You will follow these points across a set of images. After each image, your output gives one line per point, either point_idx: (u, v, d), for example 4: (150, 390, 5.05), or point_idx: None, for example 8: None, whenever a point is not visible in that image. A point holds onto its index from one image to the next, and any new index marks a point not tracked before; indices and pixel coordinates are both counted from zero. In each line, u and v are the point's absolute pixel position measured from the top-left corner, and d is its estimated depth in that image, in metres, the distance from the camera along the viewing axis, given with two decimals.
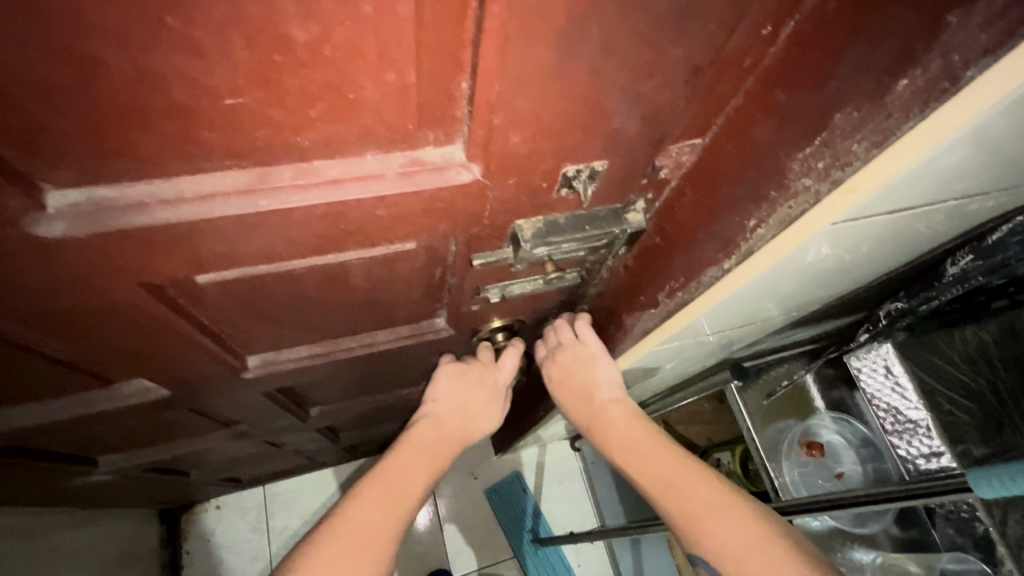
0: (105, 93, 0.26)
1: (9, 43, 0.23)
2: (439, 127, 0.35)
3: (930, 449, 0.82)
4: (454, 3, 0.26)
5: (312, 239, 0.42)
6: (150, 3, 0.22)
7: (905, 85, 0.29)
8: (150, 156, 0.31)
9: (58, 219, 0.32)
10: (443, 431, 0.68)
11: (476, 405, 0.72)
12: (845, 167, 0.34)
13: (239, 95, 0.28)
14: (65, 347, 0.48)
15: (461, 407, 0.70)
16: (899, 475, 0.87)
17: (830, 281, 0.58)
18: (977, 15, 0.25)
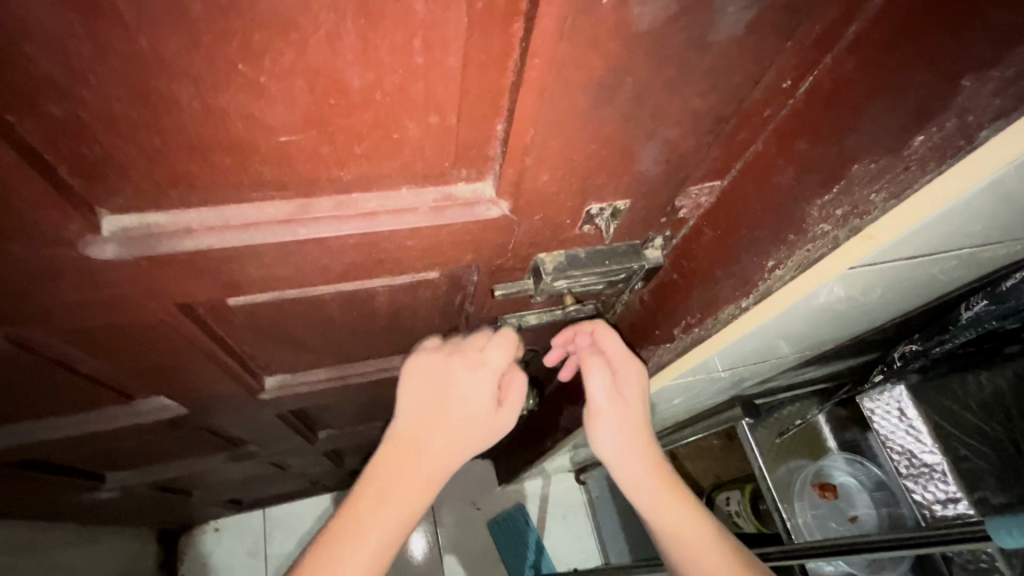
0: (173, 129, 0.28)
1: (94, 83, 0.25)
2: (472, 164, 0.37)
3: (946, 494, 0.78)
4: (497, 54, 0.29)
5: (343, 266, 0.43)
6: (226, 52, 0.25)
7: (922, 141, 0.31)
8: (202, 186, 0.33)
9: (111, 241, 0.34)
10: None
11: (453, 415, 0.50)
12: (864, 215, 0.35)
13: (293, 132, 0.30)
14: (93, 361, 0.50)
15: None
16: (915, 521, 0.84)
17: (844, 322, 0.59)
18: (991, 81, 0.27)
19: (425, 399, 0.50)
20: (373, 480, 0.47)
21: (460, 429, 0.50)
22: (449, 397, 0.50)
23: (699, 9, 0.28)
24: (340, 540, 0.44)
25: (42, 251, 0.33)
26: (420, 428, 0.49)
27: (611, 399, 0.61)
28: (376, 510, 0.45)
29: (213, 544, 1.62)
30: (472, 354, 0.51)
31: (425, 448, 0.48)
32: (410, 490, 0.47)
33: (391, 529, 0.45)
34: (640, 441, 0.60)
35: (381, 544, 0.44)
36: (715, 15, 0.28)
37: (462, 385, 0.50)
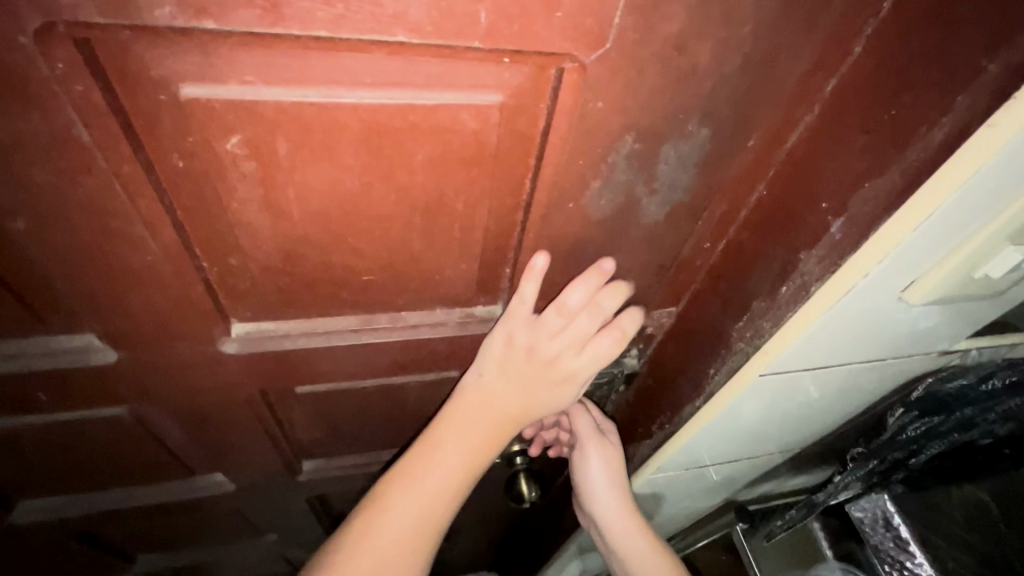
0: (297, 271, 0.44)
1: (261, 247, 0.41)
2: (488, 293, 0.52)
3: None
4: (506, 228, 0.45)
5: (388, 363, 0.57)
6: (343, 233, 0.41)
7: (786, 288, 0.44)
8: (304, 307, 0.48)
9: (235, 341, 0.49)
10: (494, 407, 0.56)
11: (538, 386, 0.56)
12: (761, 338, 0.48)
13: (371, 274, 0.46)
14: (181, 436, 0.62)
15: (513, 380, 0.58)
16: None
17: (805, 422, 0.69)
18: (814, 256, 0.41)
19: (516, 366, 0.54)
20: (437, 447, 0.56)
21: (535, 403, 0.57)
22: (540, 370, 0.54)
23: (633, 206, 0.43)
24: (389, 505, 0.54)
25: (192, 347, 0.47)
26: (500, 395, 0.55)
27: (594, 445, 0.73)
28: (423, 480, 0.55)
29: None
30: (581, 340, 0.52)
31: (479, 425, 0.56)
32: (453, 465, 0.55)
33: (434, 495, 0.55)
34: (616, 485, 0.74)
35: (428, 509, 0.54)
36: (644, 209, 0.44)
37: (562, 365, 0.54)
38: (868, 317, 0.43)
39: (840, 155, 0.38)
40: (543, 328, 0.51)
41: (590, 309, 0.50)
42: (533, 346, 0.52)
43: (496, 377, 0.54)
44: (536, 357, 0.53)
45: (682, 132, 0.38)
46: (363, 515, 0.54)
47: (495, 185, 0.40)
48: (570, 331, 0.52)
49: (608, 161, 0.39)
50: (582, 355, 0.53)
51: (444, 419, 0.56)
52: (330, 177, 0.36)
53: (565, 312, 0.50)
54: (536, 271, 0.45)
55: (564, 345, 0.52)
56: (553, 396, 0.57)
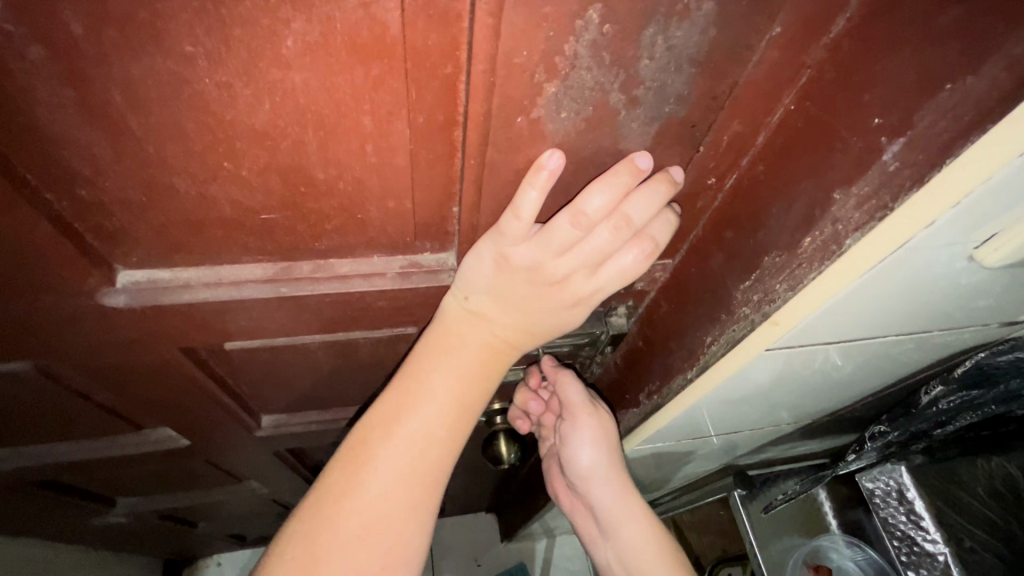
0: (172, 207, 0.34)
1: (110, 173, 0.31)
2: (434, 239, 0.42)
3: None
4: (443, 154, 0.34)
5: (323, 320, 0.48)
6: (215, 155, 0.31)
7: (810, 242, 0.33)
8: (199, 251, 0.39)
9: (123, 292, 0.40)
10: (488, 333, 0.46)
11: (540, 305, 0.45)
12: (772, 303, 0.37)
13: (272, 212, 0.36)
14: (107, 393, 0.56)
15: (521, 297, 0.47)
16: None
17: (821, 393, 0.60)
18: (853, 196, 0.30)
19: (510, 290, 0.43)
20: (414, 389, 0.46)
21: (527, 327, 0.47)
22: (541, 292, 0.44)
23: (607, 124, 0.32)
24: (369, 463, 0.45)
25: (67, 300, 0.39)
26: (493, 317, 0.46)
27: (584, 415, 0.65)
28: (401, 432, 0.45)
29: None
30: (598, 258, 0.41)
31: (458, 364, 0.46)
32: (436, 409, 0.46)
33: (416, 448, 0.45)
34: (606, 456, 0.67)
35: (412, 466, 0.45)
36: (623, 129, 0.33)
37: (571, 287, 0.43)
38: (920, 282, 0.32)
39: (907, 44, 0.25)
40: (550, 245, 0.39)
41: (615, 219, 0.38)
42: (537, 265, 0.41)
43: (485, 298, 0.44)
44: (539, 277, 0.42)
45: (673, 8, 0.26)
46: (338, 477, 0.45)
47: (413, 90, 0.29)
48: (584, 247, 0.40)
49: (566, 53, 0.27)
50: (597, 274, 0.42)
51: (416, 356, 0.47)
52: (166, 70, 0.26)
53: (581, 223, 0.37)
54: (545, 173, 0.33)
55: (577, 264, 0.41)
56: (557, 319, 0.46)
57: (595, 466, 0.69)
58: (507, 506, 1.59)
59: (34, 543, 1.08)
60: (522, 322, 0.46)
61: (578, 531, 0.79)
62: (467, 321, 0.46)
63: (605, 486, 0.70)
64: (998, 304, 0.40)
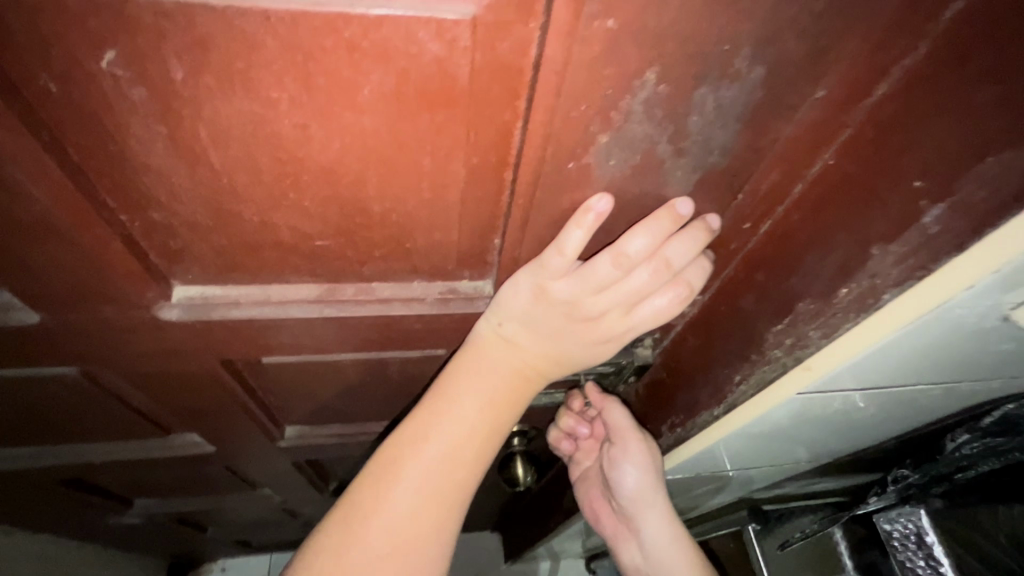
0: (234, 231, 0.36)
1: (184, 199, 0.33)
2: (474, 268, 0.44)
3: None
4: (491, 190, 0.36)
5: (359, 338, 0.50)
6: (282, 187, 0.33)
7: (846, 293, 0.34)
8: (252, 271, 0.40)
9: (176, 307, 0.42)
10: (528, 349, 0.47)
11: (571, 338, 0.46)
12: (805, 348, 0.38)
13: (326, 239, 0.38)
14: (145, 398, 0.58)
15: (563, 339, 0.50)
16: None
17: (843, 434, 0.61)
18: (891, 253, 0.31)
19: (546, 318, 0.44)
20: (447, 403, 0.47)
21: (558, 358, 0.48)
22: (575, 326, 0.45)
23: (652, 171, 0.34)
24: (397, 478, 0.46)
25: (124, 312, 0.41)
26: (528, 344, 0.47)
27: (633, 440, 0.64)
28: (428, 450, 0.46)
29: None
30: (633, 298, 0.42)
31: (489, 387, 0.47)
32: (463, 429, 0.47)
33: (441, 467, 0.46)
34: (652, 481, 0.65)
35: (436, 484, 0.46)
36: (667, 176, 0.34)
37: (604, 323, 0.44)
38: (954, 338, 0.33)
39: (952, 113, 0.26)
40: (588, 283, 0.40)
41: (654, 263, 0.39)
42: (574, 300, 0.42)
43: (520, 325, 0.45)
44: (575, 312, 0.43)
45: (725, 71, 0.28)
46: (366, 494, 0.46)
47: (471, 134, 0.31)
48: (621, 287, 0.41)
49: (621, 108, 0.29)
50: (630, 314, 0.44)
51: (448, 378, 0.48)
52: (250, 111, 0.28)
53: (622, 264, 0.39)
54: (593, 216, 0.35)
55: (613, 302, 0.42)
56: (587, 353, 0.47)
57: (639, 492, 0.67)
58: (514, 526, 1.58)
59: (48, 538, 1.10)
60: (559, 345, 0.47)
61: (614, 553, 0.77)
62: (504, 344, 0.47)
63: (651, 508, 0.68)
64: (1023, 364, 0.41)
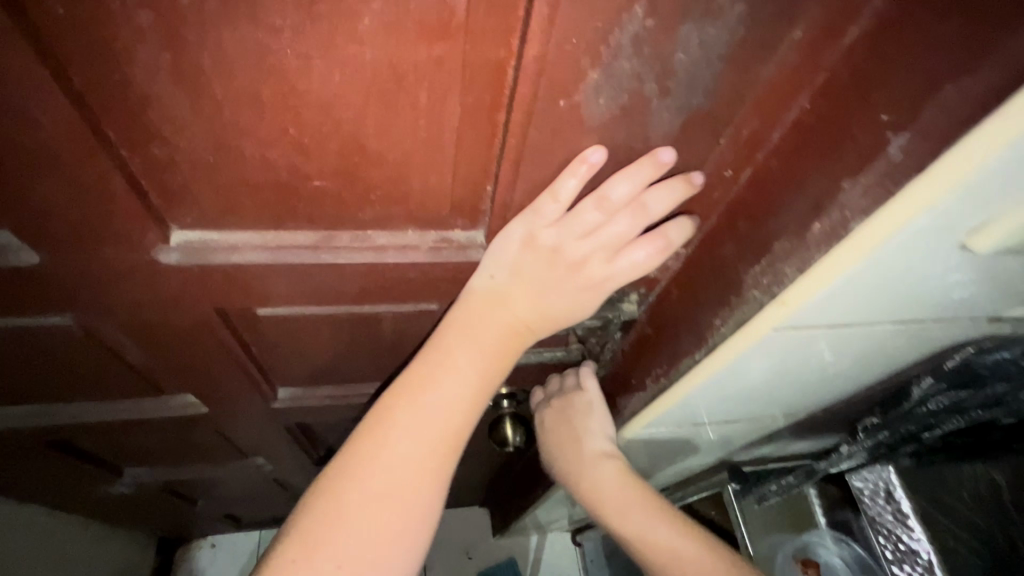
0: (235, 170, 0.37)
1: (186, 134, 0.34)
2: (467, 216, 0.45)
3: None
4: (485, 132, 0.37)
5: (354, 289, 0.51)
6: (283, 122, 0.34)
7: (819, 227, 0.36)
8: (250, 215, 0.41)
9: (175, 251, 0.42)
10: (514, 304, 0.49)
11: (557, 286, 0.48)
12: (780, 284, 0.39)
13: (324, 180, 0.39)
14: (139, 352, 0.58)
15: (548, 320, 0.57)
16: None
17: (820, 389, 0.64)
18: (860, 185, 0.33)
19: (536, 270, 0.47)
20: (445, 355, 0.49)
21: (546, 316, 0.51)
22: (561, 275, 0.48)
23: (639, 111, 0.35)
24: (395, 423, 0.48)
25: (123, 254, 0.42)
26: (515, 296, 0.49)
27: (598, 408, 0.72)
28: (428, 403, 0.48)
29: (207, 560, 1.68)
30: (616, 245, 0.45)
31: (484, 345, 0.49)
32: (460, 386, 0.49)
33: (439, 421, 0.48)
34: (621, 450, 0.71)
35: (432, 437, 0.48)
36: (653, 117, 0.36)
37: (588, 271, 0.47)
38: (918, 267, 0.35)
39: (912, 48, 0.29)
40: (574, 228, 0.43)
41: (634, 209, 0.42)
42: (560, 248, 0.45)
43: (508, 275, 0.47)
44: (561, 258, 0.46)
45: (708, 8, 0.29)
46: (365, 439, 0.48)
47: (467, 71, 0.32)
48: (605, 233, 0.44)
49: (610, 44, 0.31)
50: (613, 262, 0.46)
51: (447, 336, 0.50)
52: (255, 39, 0.29)
53: (606, 208, 0.42)
54: (588, 165, 0.38)
55: (597, 247, 0.45)
56: (572, 305, 0.50)
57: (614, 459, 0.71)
58: (501, 500, 1.62)
59: (36, 511, 1.10)
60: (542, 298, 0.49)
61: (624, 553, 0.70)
62: (492, 296, 0.49)
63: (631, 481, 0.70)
64: (976, 302, 0.44)
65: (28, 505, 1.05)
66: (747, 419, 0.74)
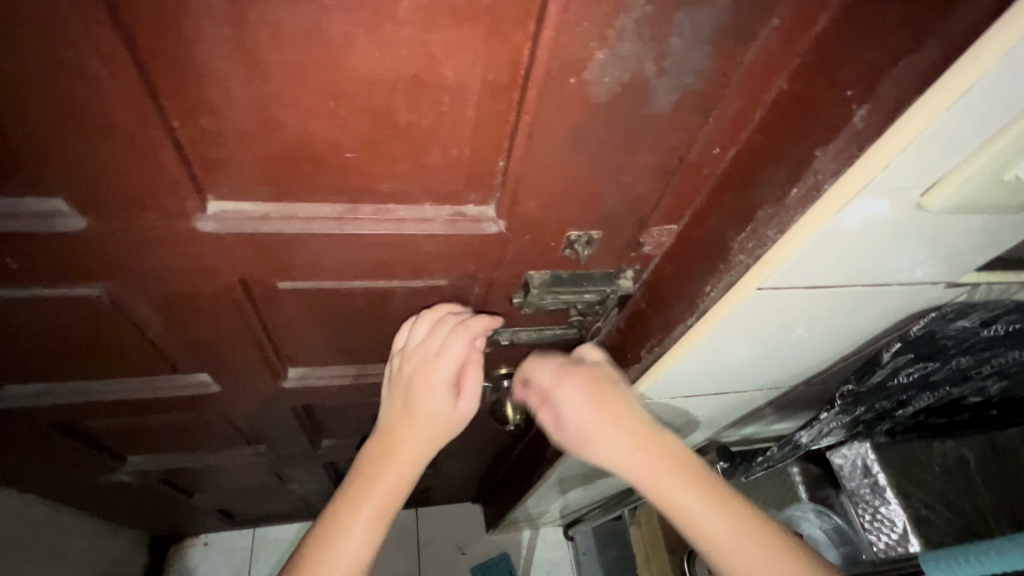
0: (274, 140, 0.41)
1: (234, 105, 0.38)
2: (480, 192, 0.49)
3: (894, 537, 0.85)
4: (502, 108, 0.41)
5: (372, 261, 0.55)
6: (323, 96, 0.38)
7: (796, 192, 0.41)
8: (283, 185, 0.45)
9: (211, 219, 0.46)
10: (397, 408, 0.62)
11: (410, 391, 0.61)
12: (763, 247, 0.45)
13: (354, 151, 0.43)
14: (161, 326, 0.61)
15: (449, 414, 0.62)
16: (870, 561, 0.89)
17: (799, 361, 0.70)
18: (830, 151, 0.38)
19: (395, 390, 0.62)
20: (377, 447, 0.62)
21: (425, 441, 0.61)
22: (408, 383, 0.61)
23: (639, 90, 0.40)
24: (356, 499, 0.59)
25: (163, 221, 0.45)
26: (392, 403, 0.63)
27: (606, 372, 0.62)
28: (346, 543, 0.56)
29: (199, 558, 1.67)
30: (436, 346, 0.60)
31: (384, 482, 0.59)
32: (370, 517, 0.58)
33: (356, 559, 0.56)
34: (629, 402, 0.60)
35: (365, 535, 0.57)
36: (651, 96, 0.41)
37: (422, 371, 0.60)
38: (882, 224, 0.41)
39: (873, 33, 0.34)
40: (413, 342, 0.62)
41: (442, 320, 0.60)
42: (405, 359, 0.62)
43: (387, 391, 0.64)
44: (406, 375, 0.61)
45: None
46: (337, 511, 0.58)
47: (489, 50, 0.37)
48: (429, 339, 0.60)
49: (616, 27, 0.35)
50: (438, 359, 0.59)
51: (354, 480, 0.60)
52: (308, 18, 0.33)
53: (424, 323, 0.61)
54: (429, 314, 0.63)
55: (425, 351, 0.60)
56: (427, 404, 0.61)
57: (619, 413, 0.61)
58: (494, 494, 1.64)
59: (35, 502, 1.10)
60: (406, 403, 0.61)
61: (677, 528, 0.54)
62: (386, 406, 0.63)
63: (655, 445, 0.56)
64: (933, 259, 0.49)
65: (27, 495, 1.05)
66: (734, 394, 0.78)
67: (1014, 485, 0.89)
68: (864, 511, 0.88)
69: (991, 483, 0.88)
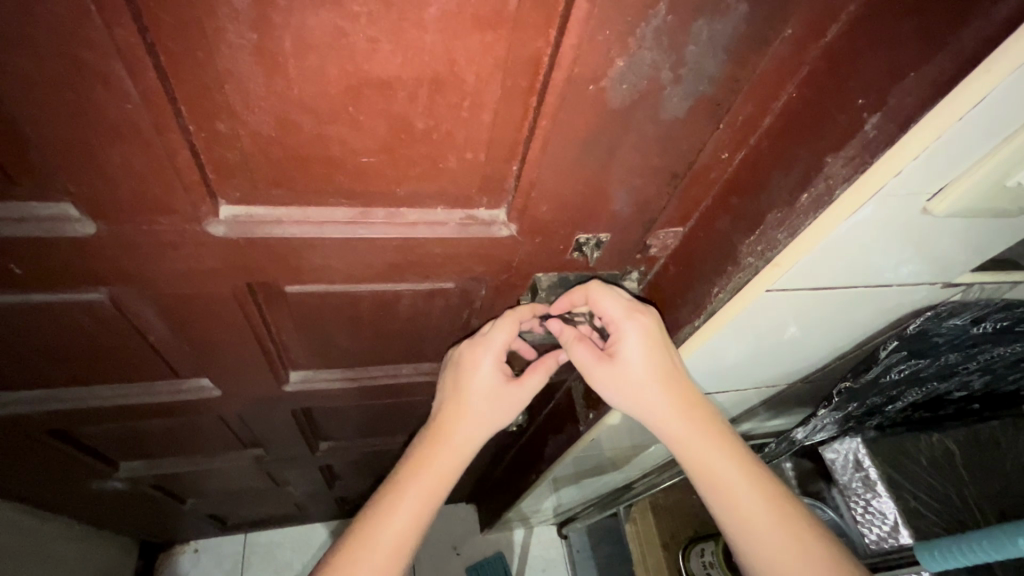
0: (290, 144, 0.41)
1: (252, 108, 0.37)
2: (491, 196, 0.50)
3: (887, 529, 0.87)
4: (519, 113, 0.42)
5: (382, 265, 0.55)
6: (343, 101, 0.38)
7: (807, 197, 0.42)
8: (297, 188, 0.45)
9: (223, 224, 0.46)
10: (452, 396, 0.64)
11: (460, 379, 0.64)
12: (774, 250, 0.46)
13: (371, 156, 0.43)
14: (165, 331, 0.60)
15: (505, 398, 0.64)
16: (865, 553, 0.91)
17: (797, 359, 0.71)
18: (841, 158, 0.39)
19: (448, 381, 0.66)
20: (422, 438, 0.63)
21: (478, 428, 0.63)
22: (457, 372, 0.64)
23: (654, 96, 0.41)
24: (398, 494, 0.59)
25: (175, 225, 0.44)
26: (444, 393, 0.66)
27: (630, 323, 0.57)
28: (390, 526, 0.57)
29: (191, 564, 1.65)
30: (483, 336, 0.63)
31: (430, 469, 0.60)
32: (413, 506, 0.58)
33: (398, 546, 0.56)
34: (655, 362, 0.57)
35: (407, 528, 0.57)
36: (666, 102, 0.41)
37: (473, 358, 0.63)
38: (889, 225, 0.42)
39: (882, 44, 0.35)
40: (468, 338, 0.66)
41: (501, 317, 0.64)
42: (456, 351, 0.66)
43: (440, 383, 0.67)
44: (456, 365, 0.65)
45: (718, 6, 0.35)
46: (379, 506, 0.58)
47: (510, 56, 0.37)
48: (480, 332, 0.64)
49: (636, 35, 0.36)
50: (483, 347, 0.63)
51: (396, 475, 0.61)
52: (334, 24, 0.33)
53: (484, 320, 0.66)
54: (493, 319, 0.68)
55: (476, 342, 0.64)
56: (484, 389, 0.63)
57: (643, 383, 0.57)
58: (489, 494, 1.64)
59: (23, 511, 1.07)
60: (458, 391, 0.64)
61: (711, 509, 0.55)
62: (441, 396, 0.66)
63: (688, 427, 0.56)
64: (932, 260, 0.50)
65: (14, 504, 1.02)
66: (733, 392, 0.79)
67: (997, 474, 0.91)
68: (857, 505, 0.90)
69: (977, 474, 0.91)
